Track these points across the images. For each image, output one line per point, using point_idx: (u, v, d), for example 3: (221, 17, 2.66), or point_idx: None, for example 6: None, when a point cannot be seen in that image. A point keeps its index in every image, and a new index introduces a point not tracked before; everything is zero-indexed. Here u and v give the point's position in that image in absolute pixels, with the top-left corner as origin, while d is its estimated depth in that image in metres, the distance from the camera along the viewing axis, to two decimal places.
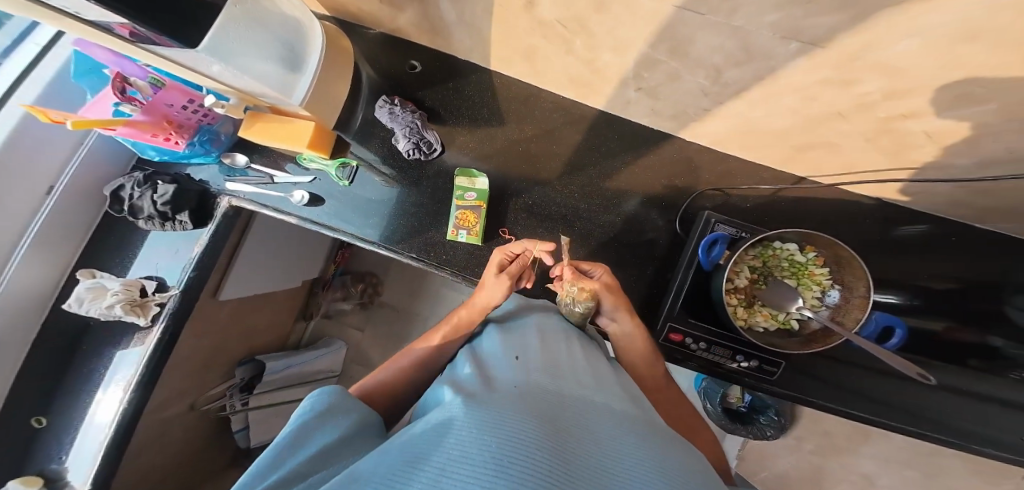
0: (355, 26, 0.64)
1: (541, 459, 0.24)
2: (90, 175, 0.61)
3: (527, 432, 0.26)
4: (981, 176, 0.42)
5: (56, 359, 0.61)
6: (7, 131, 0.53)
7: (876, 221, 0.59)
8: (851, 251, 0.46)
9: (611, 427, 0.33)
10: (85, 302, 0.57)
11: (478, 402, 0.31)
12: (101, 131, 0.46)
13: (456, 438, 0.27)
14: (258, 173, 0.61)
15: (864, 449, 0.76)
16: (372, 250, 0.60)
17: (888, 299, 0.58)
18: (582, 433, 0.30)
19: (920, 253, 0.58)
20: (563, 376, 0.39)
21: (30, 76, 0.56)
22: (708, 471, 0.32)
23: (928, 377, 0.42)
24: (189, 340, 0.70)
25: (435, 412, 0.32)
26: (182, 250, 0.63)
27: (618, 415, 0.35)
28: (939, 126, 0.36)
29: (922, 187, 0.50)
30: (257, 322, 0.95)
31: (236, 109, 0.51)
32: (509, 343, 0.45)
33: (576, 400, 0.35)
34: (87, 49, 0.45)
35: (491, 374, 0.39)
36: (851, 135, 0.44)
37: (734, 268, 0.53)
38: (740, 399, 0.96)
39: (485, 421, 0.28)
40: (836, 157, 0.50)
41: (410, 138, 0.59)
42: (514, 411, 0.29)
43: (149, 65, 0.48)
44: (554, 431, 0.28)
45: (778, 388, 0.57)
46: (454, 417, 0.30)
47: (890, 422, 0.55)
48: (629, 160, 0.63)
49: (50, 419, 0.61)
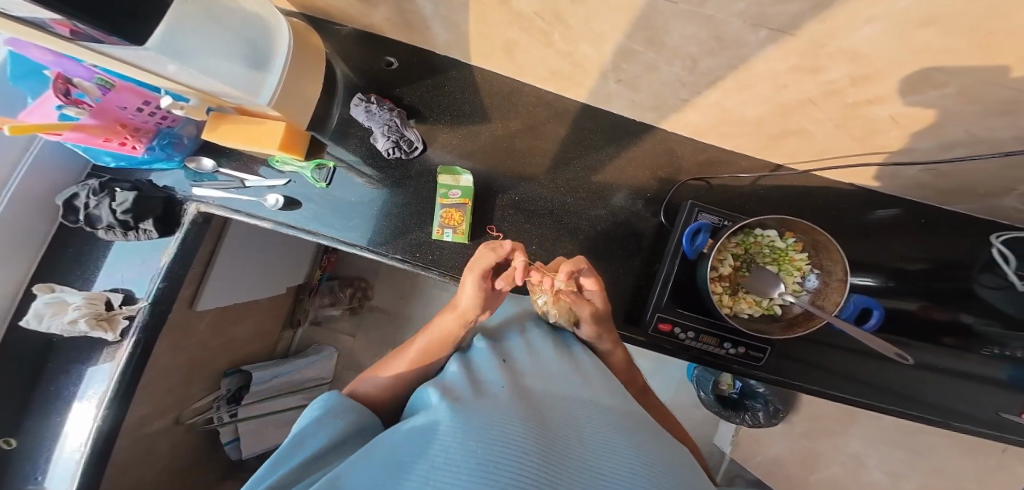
0: (324, 22, 0.61)
1: (528, 467, 0.24)
2: (40, 183, 0.57)
3: (513, 436, 0.26)
4: (940, 158, 0.43)
5: (19, 381, 0.58)
6: None
7: (856, 206, 0.60)
8: (828, 236, 0.47)
9: (598, 425, 0.32)
10: (45, 318, 0.54)
11: (465, 406, 0.30)
12: (46, 136, 0.43)
13: (442, 438, 0.27)
14: (228, 177, 0.58)
15: (852, 430, 0.78)
16: (357, 253, 0.58)
17: (866, 282, 0.59)
18: (569, 432, 0.30)
19: (897, 236, 0.59)
20: (550, 376, 0.39)
21: None
22: (691, 465, 0.32)
23: (906, 357, 0.43)
24: (168, 353, 0.67)
25: (421, 416, 0.32)
26: (150, 261, 0.60)
27: (605, 411, 0.35)
28: (903, 112, 0.37)
29: (894, 171, 0.51)
30: (240, 332, 0.92)
31: (197, 110, 0.49)
32: (495, 347, 0.45)
33: (563, 399, 0.35)
34: (19, 47, 0.40)
35: (478, 376, 0.38)
36: (823, 123, 0.44)
37: (718, 256, 0.53)
38: (732, 385, 1.04)
39: (472, 425, 0.27)
40: (811, 145, 0.51)
41: (389, 137, 0.57)
42: (501, 413, 0.29)
43: (95, 64, 0.43)
44: (542, 433, 0.28)
45: (765, 373, 0.58)
46: (441, 417, 0.29)
47: (859, 398, 0.57)
48: (612, 153, 0.63)
49: (21, 440, 0.58)
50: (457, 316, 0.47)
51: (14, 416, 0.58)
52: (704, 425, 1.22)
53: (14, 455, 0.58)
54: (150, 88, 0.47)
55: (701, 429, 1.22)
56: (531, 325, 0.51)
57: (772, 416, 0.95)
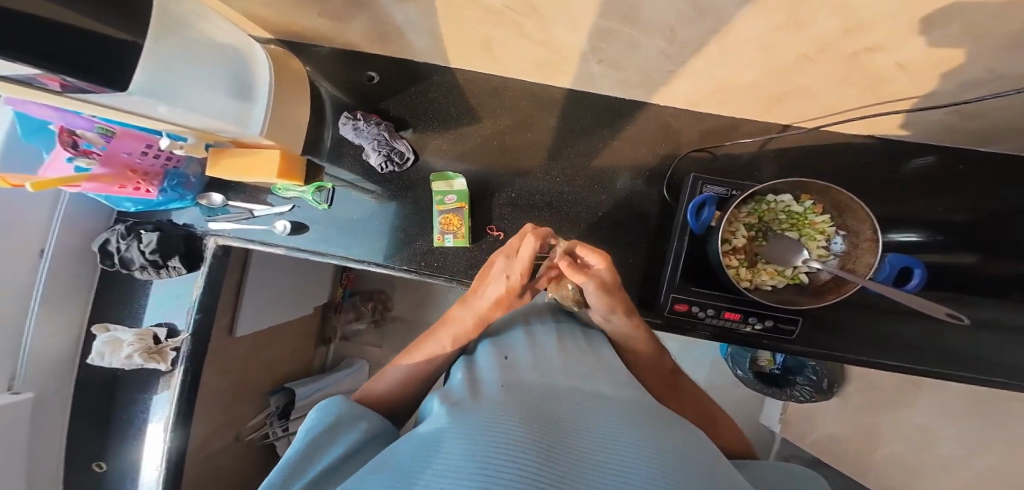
0: (303, 45, 0.61)
1: (531, 463, 0.23)
2: (75, 231, 0.61)
3: (514, 436, 0.25)
4: (963, 99, 0.38)
5: (92, 413, 0.64)
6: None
7: (883, 158, 0.55)
8: (847, 193, 0.45)
9: (605, 415, 0.32)
10: (106, 355, 0.60)
11: (465, 411, 0.30)
12: (66, 189, 0.45)
13: (447, 444, 0.26)
14: (239, 209, 0.61)
15: (920, 400, 0.72)
16: (364, 268, 0.60)
17: (908, 237, 0.54)
18: (574, 427, 0.29)
19: (929, 188, 0.54)
20: (554, 370, 0.38)
21: None
22: (710, 452, 0.31)
23: (960, 318, 0.39)
24: (217, 377, 0.73)
25: (424, 425, 0.32)
26: (185, 293, 0.64)
27: (612, 402, 0.34)
28: (911, 58, 0.33)
29: (918, 119, 0.46)
30: (279, 352, 0.98)
31: (197, 148, 0.50)
32: (497, 348, 0.45)
33: (567, 392, 0.35)
34: (23, 106, 0.42)
35: (480, 380, 0.38)
36: (824, 78, 0.41)
37: (729, 228, 0.50)
38: (773, 361, 0.96)
39: (472, 430, 0.27)
40: (816, 102, 0.47)
41: (380, 151, 0.58)
42: (501, 415, 0.28)
43: (93, 114, 0.44)
44: (545, 429, 0.27)
45: (800, 347, 0.55)
46: (443, 424, 0.29)
47: (903, 364, 0.53)
48: (607, 136, 0.61)
49: (110, 462, 0.65)
50: (474, 311, 0.48)
51: (97, 444, 0.64)
52: (745, 406, 1.16)
53: (102, 479, 0.64)
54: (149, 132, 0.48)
55: (742, 410, 1.16)
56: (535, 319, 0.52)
57: (823, 389, 0.89)
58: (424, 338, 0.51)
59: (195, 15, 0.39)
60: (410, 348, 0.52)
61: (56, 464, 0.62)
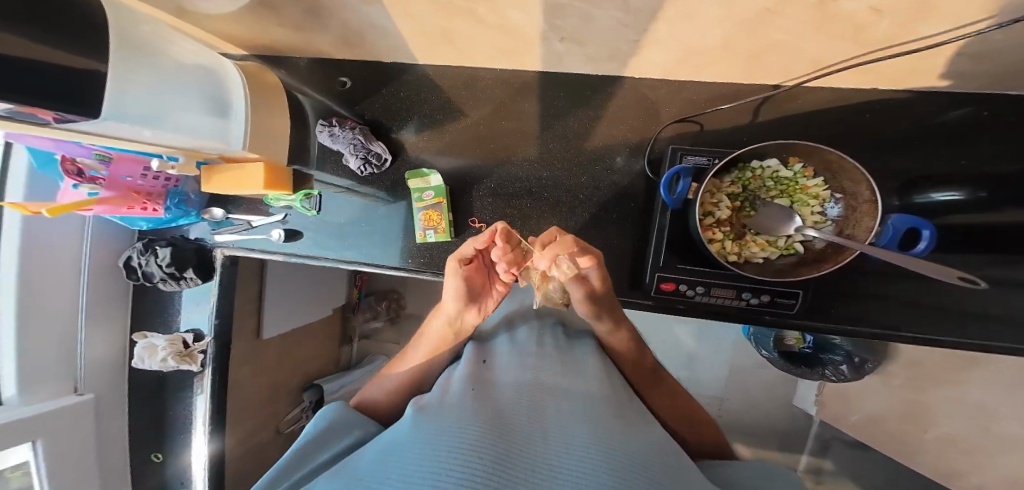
0: (279, 59, 0.64)
1: (471, 463, 0.29)
2: (107, 249, 0.67)
3: (459, 441, 0.31)
4: (965, 36, 0.34)
5: (143, 414, 0.72)
6: (18, 235, 0.56)
7: (884, 114, 0.51)
8: (833, 150, 0.40)
9: (550, 422, 0.37)
10: (145, 359, 0.67)
11: (429, 420, 0.37)
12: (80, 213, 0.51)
13: (416, 439, 0.34)
14: (239, 221, 0.66)
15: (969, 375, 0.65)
16: (355, 268, 0.64)
17: (951, 197, 0.50)
18: (519, 431, 0.35)
19: (944, 142, 0.49)
20: (515, 382, 0.44)
21: (9, 175, 0.57)
22: (642, 442, 0.36)
23: (977, 282, 0.33)
24: (250, 376, 0.80)
25: (397, 429, 0.38)
26: (203, 302, 0.71)
27: (562, 409, 0.40)
28: (881, 1, 0.29)
29: (918, 64, 0.41)
30: (308, 351, 1.05)
31: (187, 166, 0.56)
32: (478, 353, 0.55)
33: (521, 403, 0.40)
34: (25, 140, 0.47)
35: (451, 390, 0.44)
36: (797, 31, 0.37)
37: (711, 200, 0.48)
38: (801, 340, 0.88)
39: (428, 437, 0.33)
40: (797, 56, 0.43)
41: (358, 155, 0.60)
42: (455, 423, 0.34)
43: (89, 142, 0.50)
44: (489, 433, 0.33)
45: (801, 322, 0.52)
46: (410, 432, 0.36)
47: (914, 335, 0.50)
48: (582, 116, 0.60)
49: (165, 453, 0.72)
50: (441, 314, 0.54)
51: (153, 442, 0.72)
52: (775, 388, 1.10)
53: (161, 468, 0.72)
54: (142, 155, 0.54)
55: (773, 393, 1.10)
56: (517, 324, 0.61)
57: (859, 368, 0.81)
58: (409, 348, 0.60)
59: (157, 37, 0.42)
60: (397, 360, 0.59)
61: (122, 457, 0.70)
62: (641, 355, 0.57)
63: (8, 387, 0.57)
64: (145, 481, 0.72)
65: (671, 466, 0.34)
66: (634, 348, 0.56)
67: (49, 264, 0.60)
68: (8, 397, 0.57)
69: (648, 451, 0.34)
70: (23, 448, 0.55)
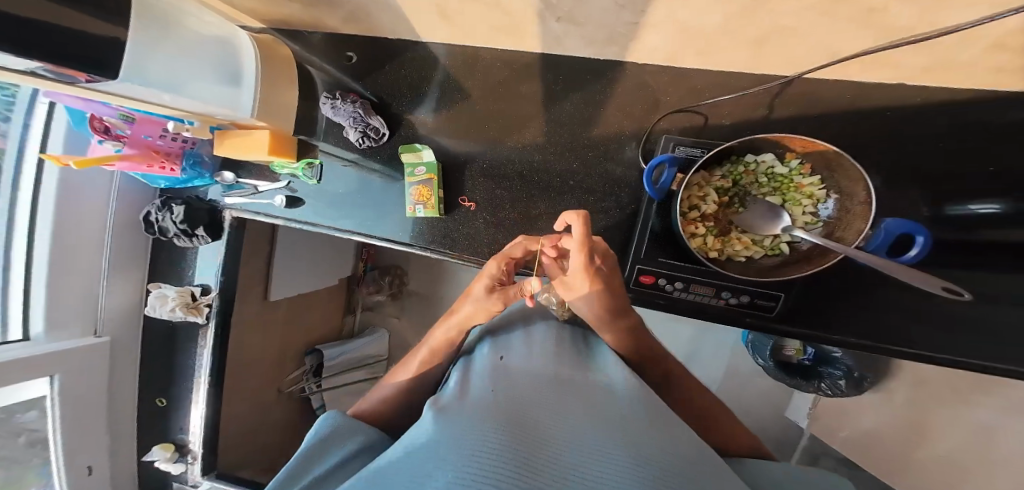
0: (292, 31, 0.67)
1: (497, 466, 0.27)
2: (130, 204, 0.73)
3: (482, 442, 0.29)
4: (1002, 33, 0.29)
5: (156, 359, 0.79)
6: (56, 182, 0.63)
7: (903, 113, 0.46)
8: (831, 145, 0.38)
9: (580, 421, 0.34)
10: (157, 307, 0.73)
11: (449, 418, 0.34)
12: (106, 167, 0.56)
13: (436, 440, 0.31)
14: (248, 185, 0.70)
15: (980, 401, 0.61)
16: (350, 237, 0.67)
17: (989, 209, 0.45)
18: (547, 434, 0.32)
19: (972, 148, 0.45)
20: (539, 381, 0.42)
21: (51, 130, 0.64)
22: (686, 450, 0.32)
23: (959, 292, 0.30)
24: (253, 333, 0.86)
25: (415, 429, 0.36)
26: (212, 260, 0.76)
27: (591, 409, 0.37)
28: None
29: (948, 59, 0.36)
30: (311, 317, 1.11)
31: (201, 130, 0.60)
32: (495, 349, 0.52)
33: (547, 402, 0.37)
34: (60, 98, 0.52)
35: (470, 388, 0.42)
36: (807, 19, 0.34)
37: (697, 193, 0.47)
38: (801, 351, 0.84)
39: (449, 437, 0.30)
40: (809, 46, 0.39)
41: (357, 128, 0.62)
42: (477, 423, 0.32)
43: (117, 104, 0.54)
44: (515, 435, 0.30)
45: (780, 326, 0.51)
46: (429, 431, 0.33)
47: (897, 347, 0.49)
48: (578, 101, 0.59)
49: (169, 399, 0.79)
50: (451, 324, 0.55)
51: (161, 387, 0.79)
52: (770, 398, 1.07)
53: (164, 412, 0.79)
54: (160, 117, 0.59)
55: (767, 402, 1.07)
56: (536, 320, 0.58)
57: (859, 385, 0.77)
58: (410, 356, 0.60)
59: (176, 10, 0.45)
60: (399, 369, 0.59)
61: (132, 396, 0.78)
62: (655, 358, 0.55)
63: (36, 324, 0.65)
64: (151, 420, 0.80)
65: (710, 472, 0.31)
66: (646, 351, 0.55)
67: (79, 214, 0.66)
68: (36, 333, 0.65)
69: (688, 456, 0.31)
70: (39, 383, 0.64)
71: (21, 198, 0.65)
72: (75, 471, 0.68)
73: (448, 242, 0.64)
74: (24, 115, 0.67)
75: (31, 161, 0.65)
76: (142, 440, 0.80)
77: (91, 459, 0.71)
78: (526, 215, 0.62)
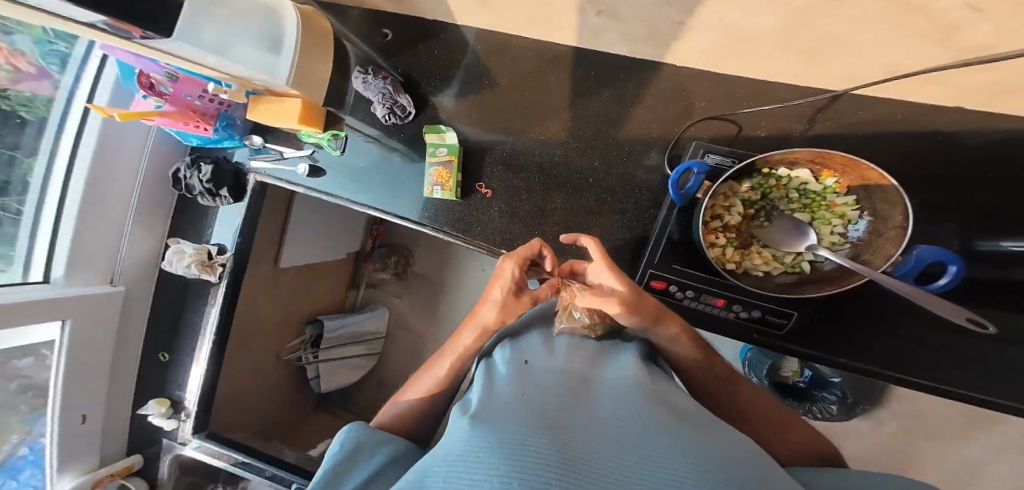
0: (332, 3, 0.67)
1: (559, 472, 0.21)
2: (159, 161, 0.75)
3: (535, 448, 0.23)
4: None
5: (166, 312, 0.81)
6: (96, 132, 0.66)
7: (966, 138, 0.43)
8: (879, 168, 0.35)
9: (642, 419, 0.29)
10: (173, 262, 0.74)
11: (487, 425, 0.29)
12: (145, 122, 0.56)
13: (475, 448, 0.25)
14: (275, 151, 0.71)
15: None
16: (366, 211, 0.68)
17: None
18: (608, 435, 0.27)
19: None
20: (581, 386, 0.36)
21: (101, 81, 0.66)
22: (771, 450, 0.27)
23: (983, 324, 0.32)
24: (259, 299, 0.88)
25: (444, 441, 0.30)
26: (231, 221, 0.77)
27: (648, 406, 0.31)
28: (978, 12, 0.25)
29: (1005, 88, 0.35)
30: (317, 288, 1.13)
31: (237, 93, 0.59)
32: (518, 353, 0.46)
33: (596, 407, 0.32)
34: (112, 51, 0.53)
35: (500, 392, 0.37)
36: (871, 32, 0.32)
37: (723, 203, 0.46)
38: (799, 373, 0.82)
39: (492, 446, 0.25)
40: (863, 62, 0.38)
41: (384, 105, 0.63)
42: (524, 430, 0.26)
43: (164, 61, 0.56)
44: (572, 442, 0.25)
45: (789, 344, 0.51)
46: (464, 438, 0.28)
47: (908, 377, 0.47)
48: (608, 98, 0.58)
49: (171, 354, 0.82)
50: (476, 326, 0.52)
51: (169, 341, 0.82)
52: None
53: (166, 367, 0.82)
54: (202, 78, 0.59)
55: None
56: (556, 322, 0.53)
57: (849, 409, 0.82)
58: (432, 362, 0.55)
59: None
60: (421, 375, 0.54)
61: (137, 349, 0.80)
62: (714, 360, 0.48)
63: (57, 268, 0.66)
64: (153, 373, 0.82)
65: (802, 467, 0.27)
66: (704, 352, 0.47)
67: (113, 163, 0.68)
68: (55, 278, 0.65)
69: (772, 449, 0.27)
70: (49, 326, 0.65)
71: (61, 142, 0.67)
72: (69, 418, 0.69)
73: (461, 226, 0.64)
74: (77, 65, 0.69)
75: (77, 110, 0.67)
76: (142, 393, 0.82)
77: (85, 409, 0.71)
78: (543, 208, 0.62)
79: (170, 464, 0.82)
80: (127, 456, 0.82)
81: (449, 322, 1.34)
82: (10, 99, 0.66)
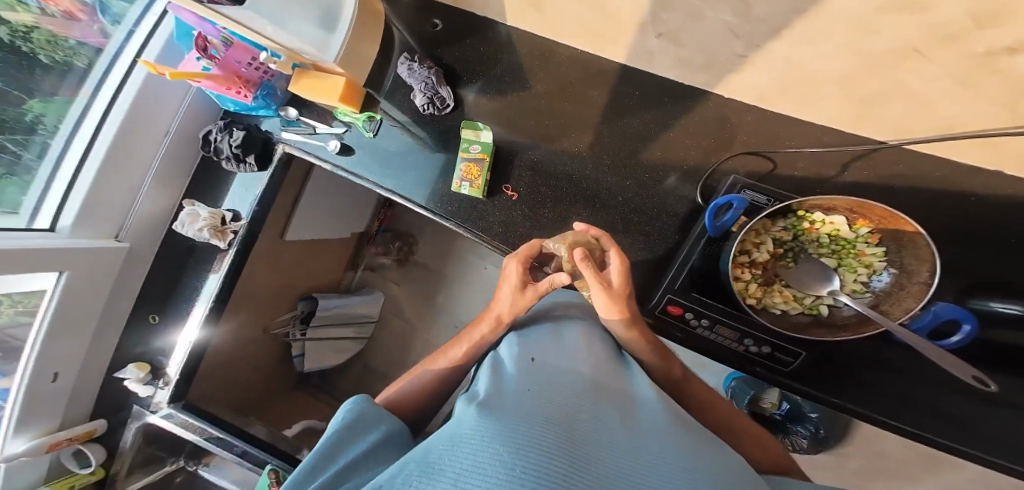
0: None
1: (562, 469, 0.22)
2: (191, 121, 0.74)
3: (541, 440, 0.24)
4: None
5: (163, 273, 0.79)
6: (138, 84, 0.65)
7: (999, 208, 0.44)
8: (916, 224, 0.36)
9: (645, 437, 0.29)
10: (185, 224, 0.72)
11: (494, 413, 0.29)
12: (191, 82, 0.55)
13: (483, 430, 0.26)
14: (307, 125, 0.70)
15: None
16: (391, 198, 0.67)
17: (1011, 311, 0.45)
18: (609, 445, 0.27)
19: None
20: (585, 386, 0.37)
21: (157, 32, 0.67)
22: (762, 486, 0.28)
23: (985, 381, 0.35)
24: (258, 271, 0.86)
25: (449, 424, 0.31)
26: (249, 189, 0.75)
27: (650, 427, 0.32)
28: None
29: None
30: (315, 266, 1.11)
31: (286, 65, 0.59)
32: (523, 343, 0.46)
33: (598, 410, 0.32)
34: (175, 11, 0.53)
35: (506, 384, 0.37)
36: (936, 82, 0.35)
37: (755, 239, 0.48)
38: (777, 405, 0.87)
39: (501, 432, 0.25)
40: (917, 116, 0.40)
41: (425, 93, 0.63)
42: (532, 421, 0.27)
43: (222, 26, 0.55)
44: (576, 441, 0.25)
45: (790, 381, 0.53)
46: (470, 422, 0.28)
47: (902, 425, 0.49)
48: (649, 119, 0.59)
49: (161, 317, 0.79)
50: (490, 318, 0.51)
51: (161, 303, 0.79)
52: None
53: (153, 330, 0.79)
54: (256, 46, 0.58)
55: None
56: (562, 317, 0.52)
57: (819, 444, 0.86)
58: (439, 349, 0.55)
59: None
60: (421, 362, 0.55)
61: (126, 307, 0.77)
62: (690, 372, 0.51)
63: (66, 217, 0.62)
64: (139, 335, 0.79)
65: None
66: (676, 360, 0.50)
67: (147, 118, 0.67)
68: (61, 226, 0.62)
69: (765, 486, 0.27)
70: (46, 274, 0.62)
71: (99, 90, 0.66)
72: (42, 373, 0.65)
73: (484, 225, 0.63)
74: (135, 15, 0.69)
75: (124, 64, 0.67)
76: (120, 355, 0.79)
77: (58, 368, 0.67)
78: (569, 219, 0.62)
79: (136, 432, 0.79)
80: (91, 419, 0.79)
81: (442, 316, 1.32)
82: (34, 41, 0.64)
